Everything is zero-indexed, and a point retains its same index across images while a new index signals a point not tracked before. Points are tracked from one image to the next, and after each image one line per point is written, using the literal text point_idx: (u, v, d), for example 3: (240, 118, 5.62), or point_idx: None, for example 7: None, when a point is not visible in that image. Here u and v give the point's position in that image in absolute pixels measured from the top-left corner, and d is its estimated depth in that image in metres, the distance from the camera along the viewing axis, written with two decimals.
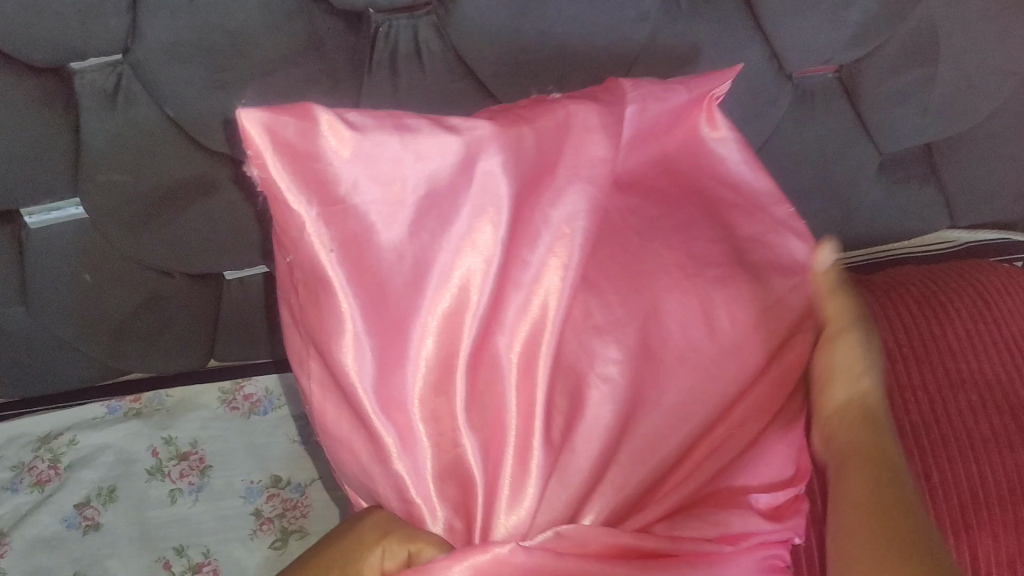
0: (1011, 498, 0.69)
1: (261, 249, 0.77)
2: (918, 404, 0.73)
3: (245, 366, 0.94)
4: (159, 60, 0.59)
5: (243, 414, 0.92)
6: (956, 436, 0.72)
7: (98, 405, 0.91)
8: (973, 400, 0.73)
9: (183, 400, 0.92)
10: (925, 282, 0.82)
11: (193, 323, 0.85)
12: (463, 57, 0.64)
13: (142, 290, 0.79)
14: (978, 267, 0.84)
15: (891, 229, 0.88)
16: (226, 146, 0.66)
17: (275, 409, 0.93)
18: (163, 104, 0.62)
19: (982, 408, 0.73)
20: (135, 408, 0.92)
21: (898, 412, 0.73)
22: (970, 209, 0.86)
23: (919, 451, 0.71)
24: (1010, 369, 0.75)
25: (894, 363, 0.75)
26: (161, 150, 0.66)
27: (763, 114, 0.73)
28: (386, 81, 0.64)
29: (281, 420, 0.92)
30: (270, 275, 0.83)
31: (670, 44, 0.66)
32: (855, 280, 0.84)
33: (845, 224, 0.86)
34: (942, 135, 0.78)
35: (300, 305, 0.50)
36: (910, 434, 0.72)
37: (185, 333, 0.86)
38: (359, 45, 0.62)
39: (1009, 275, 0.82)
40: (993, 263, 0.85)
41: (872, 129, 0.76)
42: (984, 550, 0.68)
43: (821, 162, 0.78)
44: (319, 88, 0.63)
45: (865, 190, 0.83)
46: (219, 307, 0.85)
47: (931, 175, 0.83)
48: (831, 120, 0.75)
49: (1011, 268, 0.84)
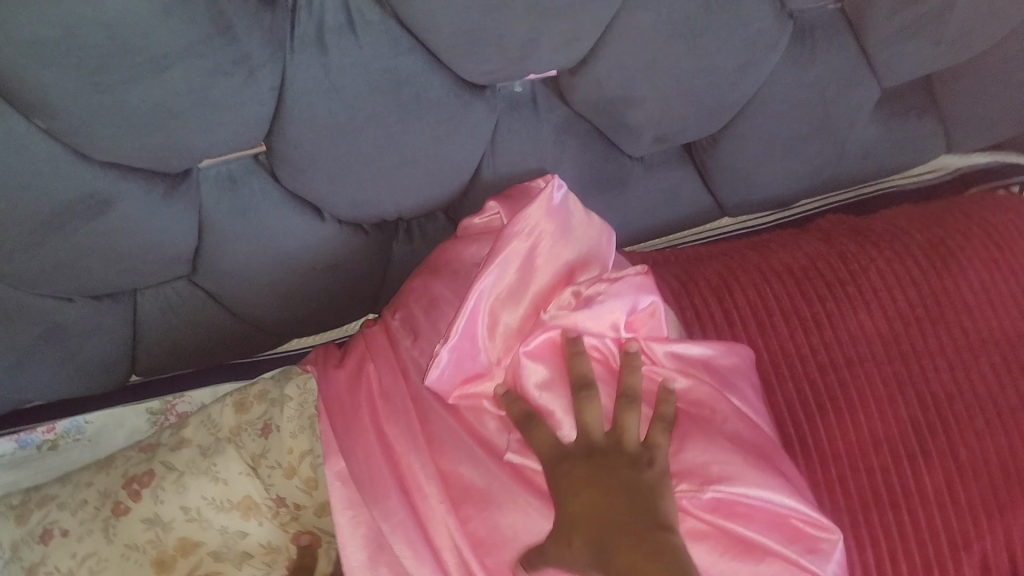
0: (1017, 470, 0.66)
1: (183, 262, 0.65)
2: (940, 371, 0.69)
3: (173, 379, 0.80)
4: (15, 64, 0.45)
5: (26, 539, 0.67)
6: (892, 446, 0.66)
7: (6, 440, 0.77)
8: (944, 377, 0.69)
9: (106, 427, 0.79)
10: (925, 226, 0.77)
11: (111, 347, 0.72)
12: (423, 40, 0.53)
13: (41, 323, 0.66)
14: (887, 221, 0.78)
15: (881, 167, 0.80)
16: (120, 156, 0.53)
17: (104, 465, 0.70)
18: (30, 116, 0.48)
19: (951, 370, 0.69)
20: (51, 440, 0.78)
21: (775, 319, 0.72)
22: (967, 133, 0.79)
23: (813, 389, 0.69)
24: (1002, 312, 0.71)
25: (920, 315, 0.71)
26: (38, 172, 0.52)
27: (759, 64, 0.63)
28: (315, 60, 0.51)
29: (105, 461, 0.70)
30: (192, 284, 0.71)
31: (552, 97, 0.63)
32: (850, 228, 0.78)
33: (838, 168, 0.78)
34: (944, 66, 0.71)
35: (448, 294, 0.66)
36: (823, 326, 0.71)
37: (99, 358, 0.73)
38: (272, 23, 0.49)
39: (978, 198, 0.80)
40: (970, 194, 0.81)
41: (716, 182, 0.76)
42: (1017, 525, 0.64)
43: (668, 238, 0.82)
44: (233, 80, 0.50)
45: (860, 131, 0.74)
46: (136, 322, 0.72)
47: (930, 105, 0.76)
48: (749, 148, 0.73)
49: (989, 191, 0.81)
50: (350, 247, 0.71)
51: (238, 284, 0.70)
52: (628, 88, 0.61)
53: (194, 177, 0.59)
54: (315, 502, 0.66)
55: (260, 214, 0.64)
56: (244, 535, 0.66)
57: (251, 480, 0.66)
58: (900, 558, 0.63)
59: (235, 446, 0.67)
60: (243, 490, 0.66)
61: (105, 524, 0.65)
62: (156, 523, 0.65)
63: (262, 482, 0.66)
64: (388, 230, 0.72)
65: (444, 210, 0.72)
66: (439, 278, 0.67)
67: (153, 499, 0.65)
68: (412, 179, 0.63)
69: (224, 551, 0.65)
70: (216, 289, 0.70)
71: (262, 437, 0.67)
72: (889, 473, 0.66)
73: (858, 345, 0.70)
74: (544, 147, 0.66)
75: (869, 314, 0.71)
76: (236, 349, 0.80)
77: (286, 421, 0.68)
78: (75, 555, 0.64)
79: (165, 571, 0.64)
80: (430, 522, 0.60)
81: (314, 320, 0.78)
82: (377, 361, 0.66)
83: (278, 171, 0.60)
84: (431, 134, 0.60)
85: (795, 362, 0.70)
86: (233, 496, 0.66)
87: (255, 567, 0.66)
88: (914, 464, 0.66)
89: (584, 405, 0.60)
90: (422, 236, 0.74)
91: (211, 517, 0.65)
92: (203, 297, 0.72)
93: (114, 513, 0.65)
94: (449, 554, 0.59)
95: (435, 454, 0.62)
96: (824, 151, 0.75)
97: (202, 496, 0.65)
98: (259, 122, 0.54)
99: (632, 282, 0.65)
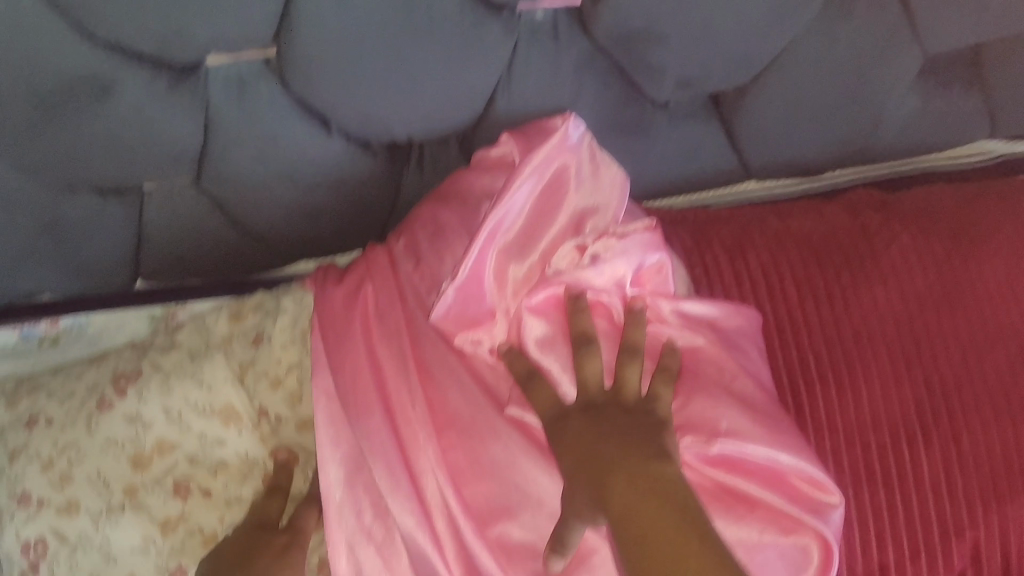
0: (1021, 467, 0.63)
1: (188, 161, 0.65)
2: (951, 355, 0.66)
3: (177, 290, 0.80)
4: None
5: (13, 424, 0.66)
6: (892, 424, 0.63)
7: (9, 330, 0.77)
8: (955, 362, 0.66)
9: (108, 329, 0.79)
10: (956, 208, 0.73)
11: (115, 245, 0.73)
12: None
13: (44, 211, 0.66)
14: (915, 198, 0.75)
15: (919, 143, 0.77)
16: (123, 36, 0.52)
17: (98, 362, 0.69)
18: None
19: (963, 355, 0.66)
20: (52, 335, 0.78)
21: (787, 284, 0.69)
22: (1014, 115, 0.75)
23: (817, 359, 0.66)
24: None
25: (938, 297, 0.68)
26: (41, 43, 0.52)
27: (788, 9, 0.61)
28: None
29: (98, 358, 0.70)
30: (199, 190, 0.70)
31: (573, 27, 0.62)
32: (876, 203, 0.75)
33: (871, 139, 0.75)
34: (989, 34, 0.67)
35: (454, 223, 0.64)
36: (836, 296, 0.68)
37: (103, 255, 0.73)
38: None
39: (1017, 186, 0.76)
40: (1012, 181, 0.77)
41: (742, 139, 0.74)
42: (1014, 523, 0.61)
43: (685, 197, 0.80)
44: None
45: (898, 99, 0.71)
46: (141, 225, 0.72)
47: (975, 80, 0.73)
48: (778, 104, 0.70)
49: None
50: (358, 168, 0.69)
51: (244, 194, 0.69)
52: (650, 23, 0.59)
53: (201, 74, 0.58)
54: (298, 416, 0.64)
55: (268, 121, 0.63)
56: (222, 443, 0.63)
57: (235, 391, 0.64)
58: (886, 539, 0.61)
59: (224, 353, 0.65)
60: (225, 397, 0.64)
61: (88, 415, 0.64)
62: (137, 421, 0.63)
63: (247, 394, 0.64)
64: (399, 155, 0.70)
65: (459, 139, 0.70)
66: (447, 207, 0.65)
67: (137, 397, 0.64)
68: (423, 98, 0.62)
69: (200, 455, 0.63)
70: (221, 198, 0.70)
71: (252, 347, 0.66)
72: (888, 453, 0.63)
73: (870, 320, 0.67)
74: (562, 81, 0.64)
75: (885, 289, 0.68)
76: (241, 263, 0.80)
77: (277, 331, 0.66)
78: (56, 442, 0.64)
79: (142, 469, 0.62)
80: (410, 444, 0.59)
81: (321, 242, 0.77)
82: (379, 285, 0.63)
83: (286, 75, 0.59)
84: (442, 50, 0.58)
85: (801, 330, 0.67)
86: (215, 403, 0.63)
87: (229, 477, 0.63)
88: (914, 446, 0.63)
89: (584, 359, 0.56)
90: (434, 167, 0.72)
91: (191, 420, 0.63)
92: (210, 206, 0.72)
93: (98, 407, 0.64)
94: (425, 477, 0.58)
95: (424, 383, 0.60)
96: (857, 117, 0.72)
97: (185, 398, 0.64)
98: (265, 15, 0.53)
99: (639, 240, 0.62)
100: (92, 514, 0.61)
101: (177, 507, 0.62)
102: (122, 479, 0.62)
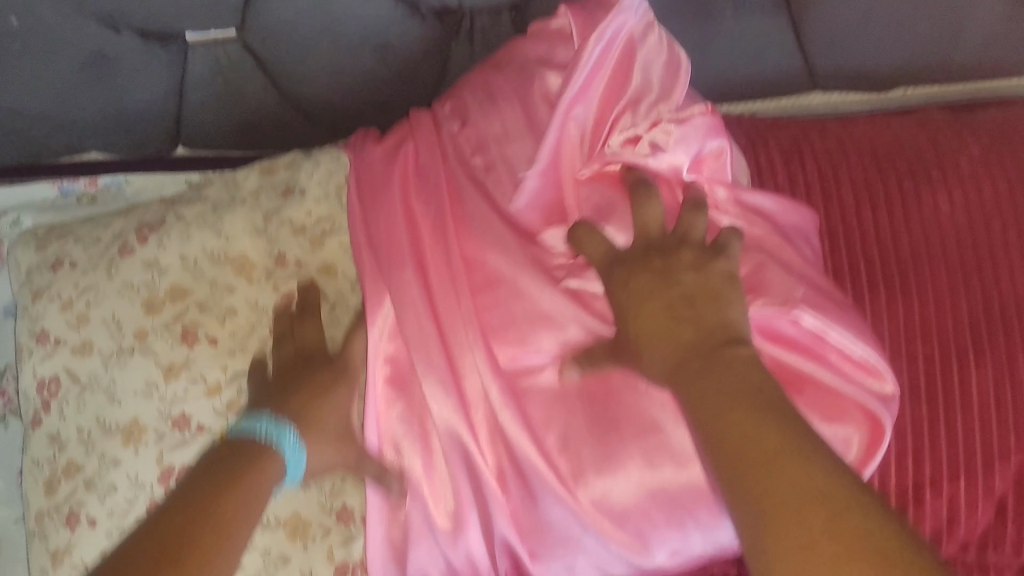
0: None
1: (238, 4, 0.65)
2: (1014, 272, 0.61)
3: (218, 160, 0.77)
4: None
5: (40, 265, 0.65)
6: (942, 338, 0.60)
7: (48, 184, 0.74)
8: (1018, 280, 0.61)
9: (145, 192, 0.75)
10: None
11: (154, 98, 0.71)
12: None
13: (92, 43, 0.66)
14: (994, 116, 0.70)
15: (1003, 62, 0.72)
16: None
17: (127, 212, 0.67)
18: None
19: None
20: (90, 194, 0.74)
21: (843, 189, 0.65)
22: None
23: (870, 267, 0.62)
24: None
25: (1007, 213, 0.64)
26: None
27: None
28: None
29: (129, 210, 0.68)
30: (245, 48, 0.69)
31: None
32: (949, 118, 0.70)
33: (946, 51, 0.71)
34: None
35: (501, 88, 0.60)
36: (895, 204, 0.64)
37: (145, 109, 0.72)
38: None
39: None
40: None
41: (808, 39, 0.70)
42: None
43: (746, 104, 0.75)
44: None
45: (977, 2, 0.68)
46: (184, 80, 0.71)
47: None
48: None
49: None
50: (407, 30, 0.68)
51: (292, 52, 0.69)
52: None
53: None
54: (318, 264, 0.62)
55: None
56: (231, 291, 0.61)
57: (258, 240, 0.62)
58: (921, 454, 0.58)
59: (251, 204, 0.64)
60: (242, 248, 0.62)
61: (110, 260, 0.63)
62: (154, 266, 0.62)
63: (267, 243, 0.62)
64: (448, 22, 0.70)
65: (511, 9, 0.69)
66: (497, 71, 0.61)
67: (157, 244, 0.62)
68: None
69: (210, 303, 0.61)
70: (268, 56, 0.69)
71: (280, 198, 0.63)
72: (934, 366, 0.59)
73: (929, 231, 0.63)
74: None
75: (949, 201, 0.64)
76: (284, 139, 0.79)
77: (311, 187, 0.63)
78: (78, 283, 0.62)
79: (154, 313, 0.60)
80: (442, 305, 0.54)
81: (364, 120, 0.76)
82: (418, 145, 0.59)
83: None
84: None
85: (854, 236, 0.63)
86: (230, 251, 0.62)
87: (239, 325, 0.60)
88: (963, 364, 0.59)
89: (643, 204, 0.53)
90: (483, 41, 0.71)
91: (205, 267, 0.62)
92: (254, 66, 0.70)
93: (121, 251, 0.62)
94: (457, 341, 0.53)
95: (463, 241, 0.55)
96: (934, 7, 0.68)
97: (203, 247, 0.62)
98: None
99: (704, 122, 0.57)
100: (103, 355, 0.60)
101: (182, 354, 0.59)
102: (134, 321, 0.60)
